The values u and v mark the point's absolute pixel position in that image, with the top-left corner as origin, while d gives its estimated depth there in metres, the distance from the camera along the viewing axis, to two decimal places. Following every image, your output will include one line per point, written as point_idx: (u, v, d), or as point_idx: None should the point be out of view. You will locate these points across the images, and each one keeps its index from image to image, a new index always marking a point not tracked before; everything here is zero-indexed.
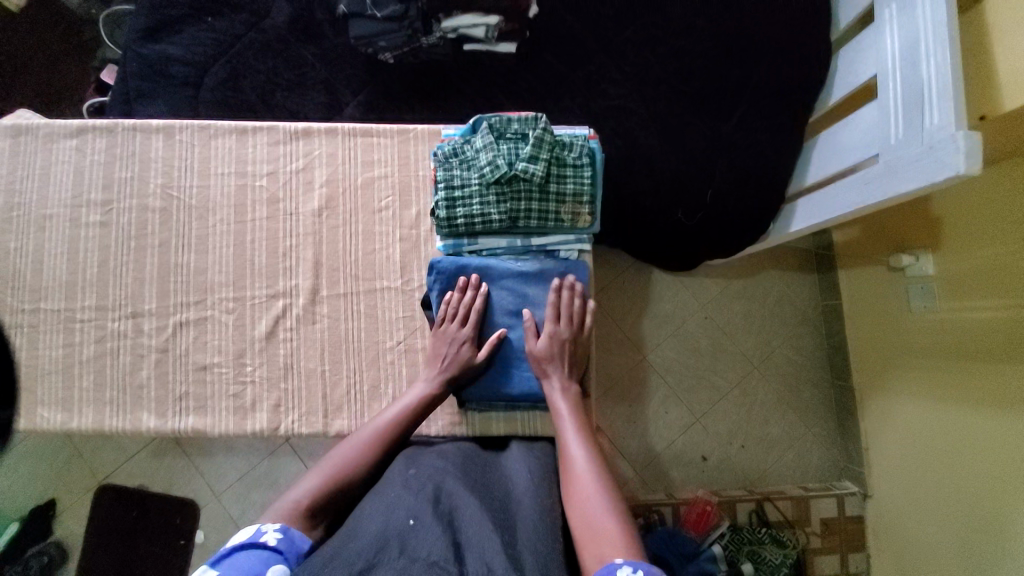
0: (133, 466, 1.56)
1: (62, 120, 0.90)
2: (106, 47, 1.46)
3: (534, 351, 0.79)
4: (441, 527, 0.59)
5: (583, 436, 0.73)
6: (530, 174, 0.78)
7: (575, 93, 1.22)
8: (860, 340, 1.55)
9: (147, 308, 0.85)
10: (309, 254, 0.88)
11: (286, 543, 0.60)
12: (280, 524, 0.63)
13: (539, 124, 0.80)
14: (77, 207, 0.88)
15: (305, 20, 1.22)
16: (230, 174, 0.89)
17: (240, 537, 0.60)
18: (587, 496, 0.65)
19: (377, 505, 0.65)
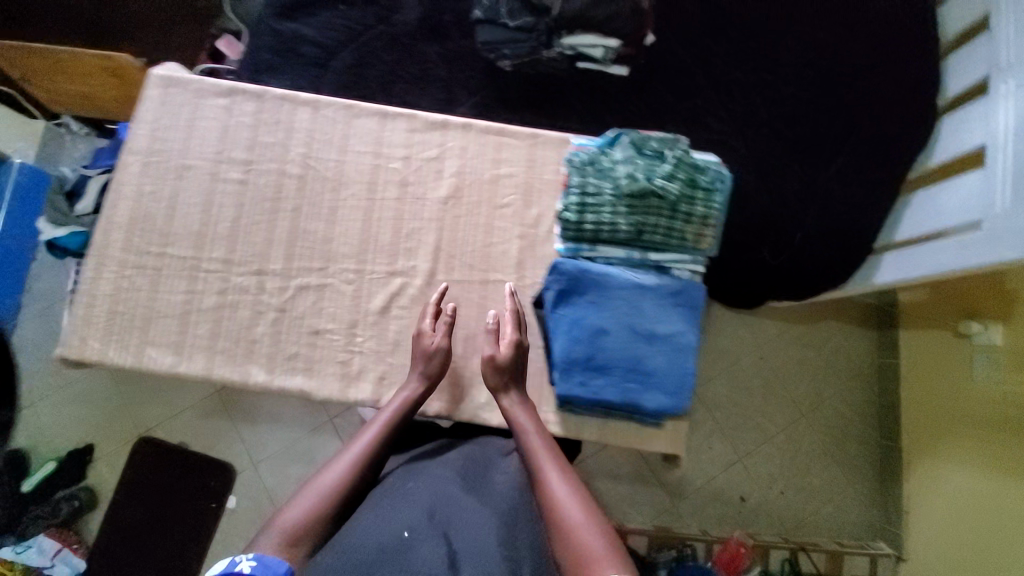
0: (178, 424, 1.57)
1: (216, 79, 0.94)
2: (228, 19, 1.54)
3: (496, 357, 0.82)
4: (437, 537, 0.61)
5: (555, 457, 0.74)
6: (665, 191, 0.81)
7: (676, 122, 1.27)
8: (914, 402, 1.55)
9: (273, 268, 0.89)
10: (431, 238, 0.90)
11: (261, 569, 0.58)
12: (255, 553, 0.60)
13: (678, 146, 0.83)
14: (219, 162, 0.92)
15: (433, 21, 1.30)
16: (367, 154, 0.93)
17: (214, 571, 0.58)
18: (571, 518, 0.66)
19: (371, 517, 0.66)
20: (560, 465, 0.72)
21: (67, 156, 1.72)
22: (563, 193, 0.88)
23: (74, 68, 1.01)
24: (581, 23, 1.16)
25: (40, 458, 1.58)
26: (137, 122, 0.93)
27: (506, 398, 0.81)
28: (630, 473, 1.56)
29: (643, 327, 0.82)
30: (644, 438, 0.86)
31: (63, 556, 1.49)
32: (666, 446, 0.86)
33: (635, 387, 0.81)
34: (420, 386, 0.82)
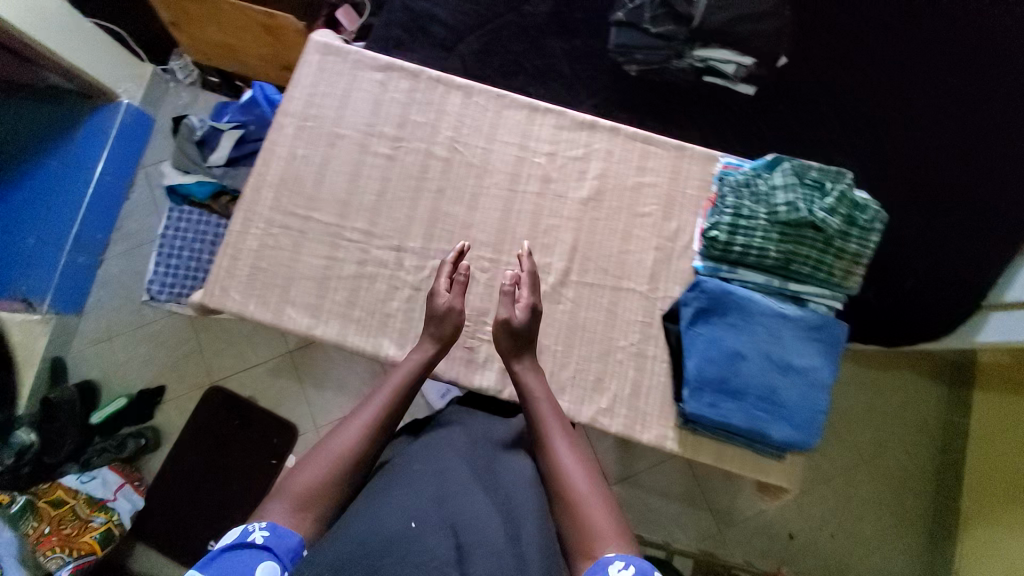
0: (250, 377, 1.63)
1: (375, 53, 0.95)
2: None
3: (512, 320, 0.82)
4: (442, 530, 0.62)
5: (566, 437, 0.76)
6: (824, 225, 0.81)
7: (798, 149, 1.25)
8: (981, 464, 1.52)
9: (412, 245, 0.90)
10: (569, 237, 0.90)
11: (275, 540, 0.63)
12: (267, 521, 0.64)
13: (842, 181, 0.83)
14: (369, 134, 0.93)
15: (563, 17, 1.30)
16: (513, 145, 0.93)
17: (228, 538, 0.62)
18: (578, 493, 0.70)
19: (375, 503, 0.66)
20: (571, 445, 0.75)
21: (170, 103, 1.79)
22: (710, 211, 0.89)
23: (231, 20, 1.00)
24: (720, 37, 1.20)
25: (111, 393, 1.64)
26: (294, 86, 0.95)
27: (522, 367, 0.82)
28: (681, 494, 1.55)
29: (780, 357, 0.83)
30: (763, 467, 0.86)
31: (126, 492, 1.51)
32: (782, 478, 0.86)
33: (763, 415, 0.82)
34: (432, 346, 0.83)
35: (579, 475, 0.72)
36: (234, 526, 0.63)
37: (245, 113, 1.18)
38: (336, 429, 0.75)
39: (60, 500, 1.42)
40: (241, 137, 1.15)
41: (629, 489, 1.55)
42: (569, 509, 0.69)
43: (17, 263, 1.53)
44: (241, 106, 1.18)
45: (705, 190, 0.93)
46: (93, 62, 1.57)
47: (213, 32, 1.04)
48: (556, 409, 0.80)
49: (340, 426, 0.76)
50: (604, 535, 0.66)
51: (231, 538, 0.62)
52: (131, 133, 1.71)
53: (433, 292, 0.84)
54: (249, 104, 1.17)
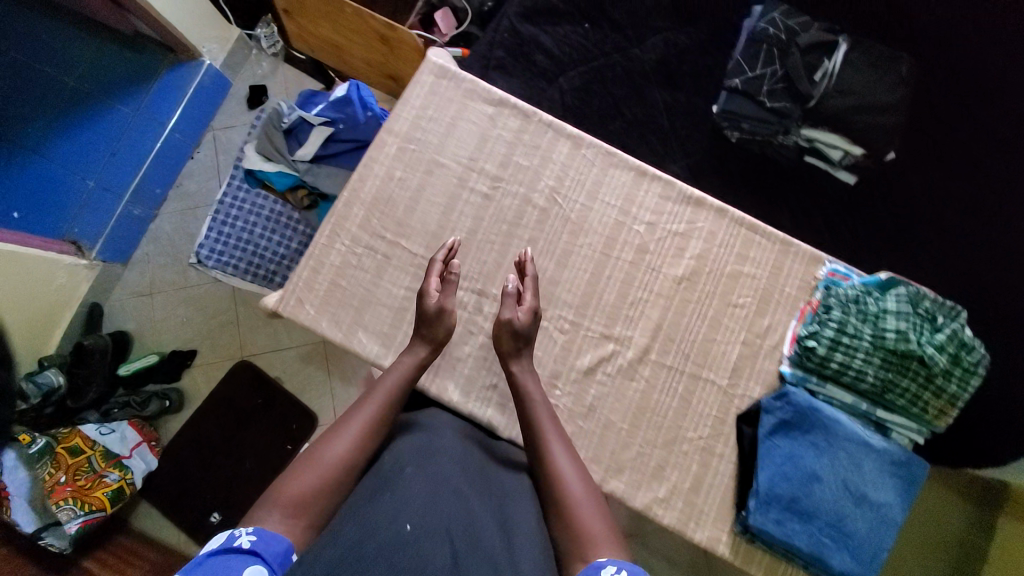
0: (282, 359, 1.63)
1: (490, 87, 0.92)
2: None
3: (513, 322, 0.80)
4: (440, 534, 0.58)
5: (562, 442, 0.75)
6: (929, 361, 0.80)
7: (886, 252, 1.20)
8: None
9: (494, 292, 0.87)
10: (655, 314, 0.87)
11: (263, 544, 0.60)
12: (254, 528, 0.62)
13: (955, 319, 0.82)
14: (469, 169, 0.90)
15: (670, 67, 1.25)
16: (614, 208, 0.89)
17: (216, 542, 0.60)
18: (572, 496, 0.70)
19: (367, 508, 0.61)
20: (568, 453, 0.74)
21: (248, 70, 1.78)
22: (810, 319, 0.87)
23: (348, 23, 0.96)
24: (830, 122, 1.16)
25: (144, 348, 1.65)
26: (402, 105, 0.92)
27: (517, 365, 0.80)
28: (686, 565, 1.52)
29: (857, 487, 0.81)
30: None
31: (141, 450, 1.50)
32: None
33: (831, 545, 0.80)
34: (425, 349, 0.81)
35: (575, 484, 0.71)
36: (222, 530, 0.61)
37: (334, 111, 1.16)
38: (333, 434, 0.72)
39: (77, 448, 1.41)
40: (330, 137, 1.14)
41: (633, 545, 1.53)
42: (564, 515, 0.69)
43: (71, 206, 1.51)
44: (332, 104, 1.17)
45: (804, 292, 0.90)
46: (189, 20, 1.55)
47: (327, 30, 1.00)
48: (550, 412, 0.79)
49: (334, 431, 0.73)
50: (599, 540, 0.65)
51: (218, 542, 0.60)
52: (206, 95, 1.70)
53: (422, 293, 0.81)
54: (341, 104, 1.16)
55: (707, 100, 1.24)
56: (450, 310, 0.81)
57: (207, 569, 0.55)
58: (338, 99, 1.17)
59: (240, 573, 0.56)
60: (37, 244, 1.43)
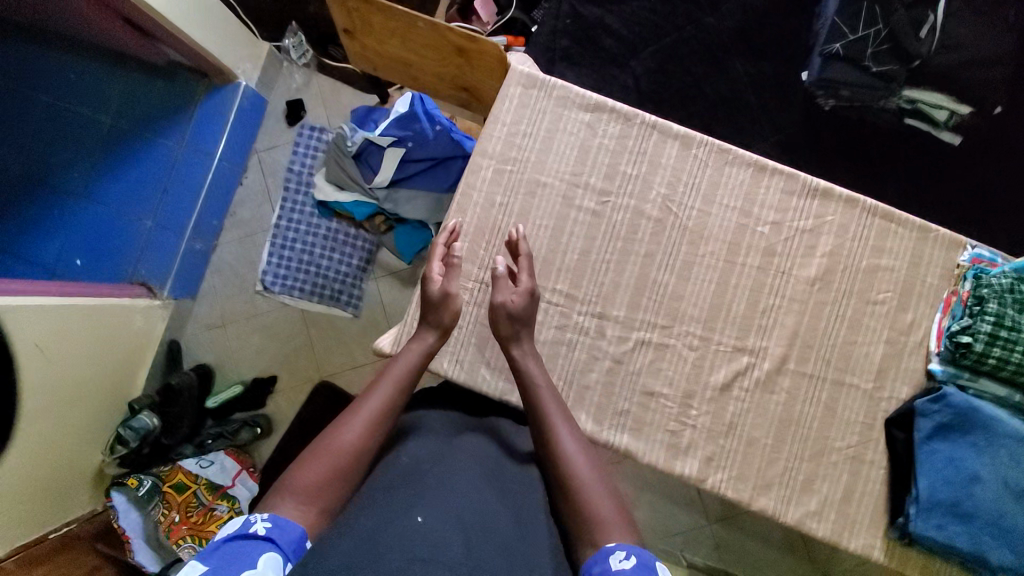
0: (363, 376, 1.66)
1: (586, 91, 0.85)
2: None
3: (507, 305, 0.78)
4: (447, 526, 0.62)
5: (567, 421, 0.75)
6: None
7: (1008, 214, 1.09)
8: None
9: (615, 313, 0.82)
10: (789, 321, 0.82)
11: (276, 531, 0.63)
12: (268, 513, 0.65)
13: None
14: (574, 186, 0.84)
15: (752, 35, 1.15)
16: (735, 210, 0.83)
17: (230, 529, 0.63)
18: (582, 477, 0.70)
19: (376, 504, 0.66)
20: (578, 437, 0.74)
21: (282, 85, 1.72)
22: (959, 312, 0.81)
23: (423, 39, 0.88)
24: (939, 81, 1.06)
25: (226, 381, 1.68)
26: (493, 123, 0.86)
27: (516, 344, 0.78)
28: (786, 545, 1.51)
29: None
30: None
31: (241, 479, 1.53)
32: None
33: (995, 544, 0.75)
34: (431, 336, 0.81)
35: (583, 468, 0.71)
36: (237, 516, 0.64)
37: (400, 130, 1.09)
38: (342, 424, 0.74)
39: (182, 484, 1.47)
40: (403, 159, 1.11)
41: (729, 528, 1.45)
42: (574, 498, 0.69)
43: (133, 246, 1.53)
44: (395, 122, 1.09)
45: (948, 282, 0.84)
46: (223, 44, 1.47)
47: (396, 47, 0.93)
48: (552, 391, 0.77)
49: (342, 420, 0.75)
50: (610, 524, 0.66)
51: (234, 529, 0.63)
52: (246, 118, 1.65)
53: (426, 277, 0.81)
54: (406, 122, 1.08)
55: (795, 67, 1.14)
56: (454, 293, 0.81)
57: (223, 558, 0.58)
58: (401, 116, 1.08)
59: (256, 560, 0.59)
60: (112, 292, 1.45)
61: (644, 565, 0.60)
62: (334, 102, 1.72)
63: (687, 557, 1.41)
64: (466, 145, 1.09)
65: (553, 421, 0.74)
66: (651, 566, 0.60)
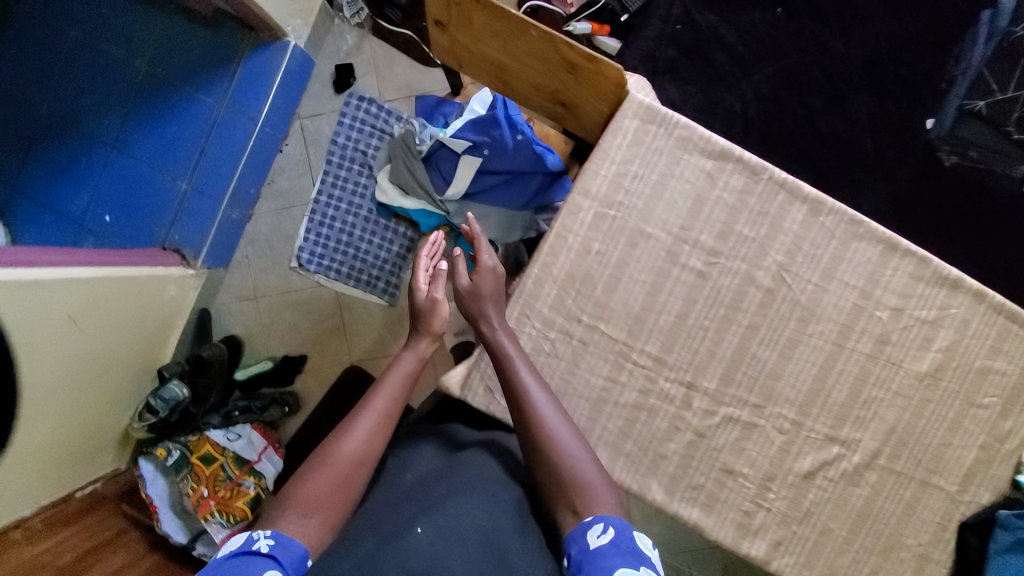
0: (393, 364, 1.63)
1: (712, 135, 0.75)
2: None
3: (466, 286, 0.85)
4: (441, 536, 0.67)
5: (542, 393, 0.74)
6: None
7: None
8: None
9: (705, 385, 0.77)
10: (889, 416, 0.78)
11: (279, 549, 0.64)
12: (271, 531, 0.66)
13: None
14: (681, 241, 0.76)
15: (879, 68, 1.04)
16: (854, 289, 0.76)
17: (233, 545, 0.63)
18: (563, 447, 0.73)
19: (382, 521, 0.72)
20: (562, 422, 0.74)
21: (331, 45, 1.58)
22: None
23: (531, 49, 0.77)
24: None
25: (256, 355, 1.66)
26: (601, 159, 0.77)
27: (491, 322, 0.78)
28: None
29: None
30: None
31: (268, 453, 1.52)
32: None
33: None
34: (423, 343, 0.90)
35: (564, 446, 0.73)
36: (239, 531, 0.65)
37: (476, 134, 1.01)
38: (343, 430, 0.77)
39: (209, 455, 1.45)
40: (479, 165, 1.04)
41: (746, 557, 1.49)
42: (556, 471, 0.72)
43: (168, 209, 1.47)
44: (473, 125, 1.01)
45: None
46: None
47: (494, 48, 0.81)
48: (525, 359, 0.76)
49: (343, 427, 0.78)
50: (593, 493, 0.71)
51: (237, 545, 0.63)
52: (292, 80, 1.52)
53: (413, 290, 0.93)
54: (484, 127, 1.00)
55: (921, 110, 1.03)
56: (440, 299, 0.91)
57: (229, 572, 0.59)
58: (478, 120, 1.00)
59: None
60: (144, 257, 1.39)
61: (624, 536, 0.66)
62: (387, 71, 1.58)
63: None
64: (548, 160, 0.99)
65: (532, 399, 0.73)
66: (630, 535, 0.66)
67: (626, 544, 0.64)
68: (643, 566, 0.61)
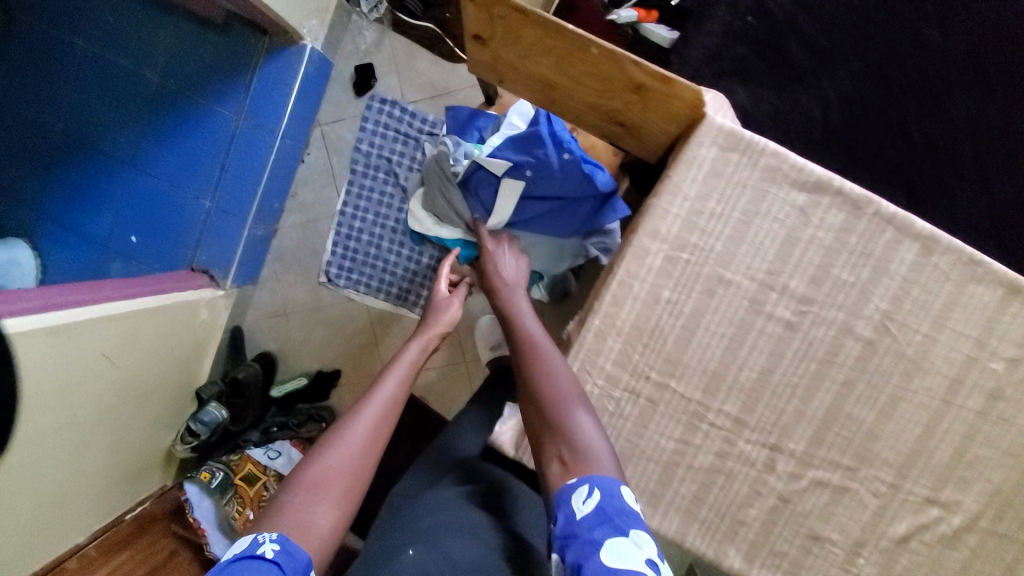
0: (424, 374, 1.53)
1: (807, 164, 0.64)
2: None
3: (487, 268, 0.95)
4: (432, 559, 0.73)
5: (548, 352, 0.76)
6: None
7: None
8: None
9: (790, 447, 0.69)
10: (998, 477, 0.69)
11: (284, 555, 0.61)
12: (278, 533, 0.64)
13: None
14: (766, 288, 0.66)
15: (973, 59, 0.97)
16: (970, 339, 0.66)
17: (238, 548, 0.62)
18: (569, 411, 0.69)
19: (383, 548, 0.79)
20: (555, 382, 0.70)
21: (350, 44, 1.47)
22: None
23: (589, 68, 0.67)
24: None
25: (291, 372, 1.63)
26: (673, 194, 0.66)
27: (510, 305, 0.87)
28: None
29: None
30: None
31: None
32: None
33: None
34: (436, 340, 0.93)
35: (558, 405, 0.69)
36: (245, 535, 0.63)
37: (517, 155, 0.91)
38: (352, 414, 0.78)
39: (251, 474, 1.47)
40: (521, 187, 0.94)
41: None
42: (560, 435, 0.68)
43: (193, 229, 1.42)
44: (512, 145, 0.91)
45: None
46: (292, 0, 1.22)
47: (545, 66, 0.71)
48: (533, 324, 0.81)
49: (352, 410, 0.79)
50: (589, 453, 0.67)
51: (241, 548, 0.62)
52: (310, 86, 1.42)
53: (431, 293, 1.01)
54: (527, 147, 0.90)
55: None
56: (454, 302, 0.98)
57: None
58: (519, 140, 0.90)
59: None
60: (175, 283, 1.36)
61: (610, 497, 0.64)
62: (410, 69, 1.46)
63: None
64: (597, 179, 0.90)
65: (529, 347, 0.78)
66: (618, 493, 0.64)
67: (613, 508, 0.63)
68: (631, 530, 0.61)
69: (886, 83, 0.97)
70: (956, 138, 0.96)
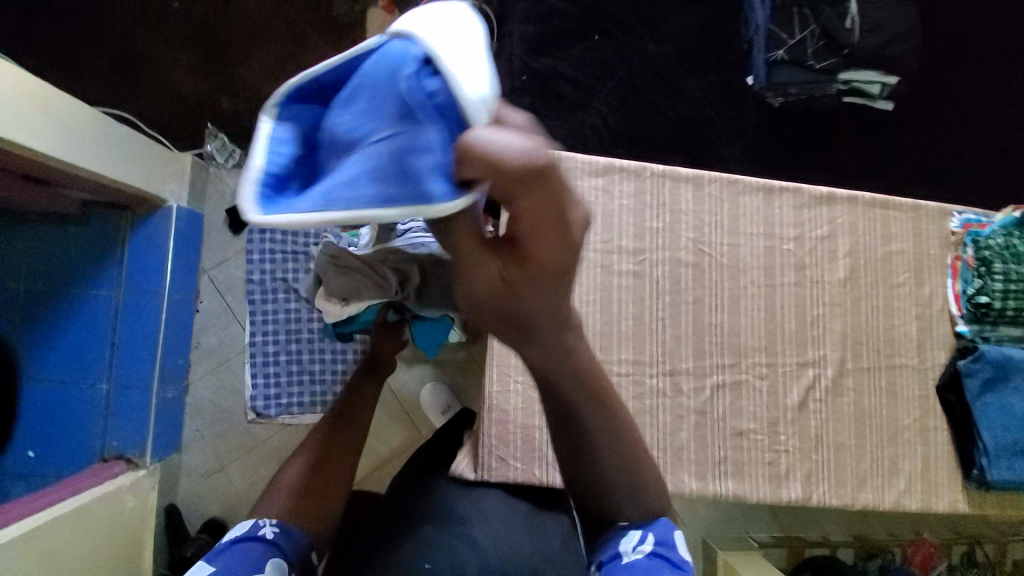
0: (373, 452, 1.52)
1: (592, 158, 0.84)
2: None
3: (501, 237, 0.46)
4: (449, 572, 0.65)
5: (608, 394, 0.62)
6: None
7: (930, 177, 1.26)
8: None
9: (684, 366, 0.83)
10: (837, 325, 0.87)
11: (281, 536, 0.77)
12: (276, 520, 0.79)
13: None
14: (608, 253, 0.83)
15: (693, 52, 1.20)
16: (759, 236, 0.86)
17: (241, 531, 0.76)
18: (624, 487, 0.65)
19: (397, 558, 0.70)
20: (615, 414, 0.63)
21: (214, 193, 1.54)
22: (961, 277, 0.90)
23: None
24: (871, 62, 1.14)
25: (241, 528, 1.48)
26: None
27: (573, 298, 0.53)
28: None
29: None
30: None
31: None
32: None
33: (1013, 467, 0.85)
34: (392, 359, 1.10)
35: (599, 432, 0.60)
36: (245, 521, 0.78)
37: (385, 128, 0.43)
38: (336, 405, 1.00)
39: None
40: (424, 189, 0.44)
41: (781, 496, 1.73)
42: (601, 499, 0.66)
43: (97, 418, 1.35)
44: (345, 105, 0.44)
45: (947, 247, 0.91)
46: (144, 172, 1.30)
47: None
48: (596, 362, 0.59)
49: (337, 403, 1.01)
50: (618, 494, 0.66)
51: (241, 532, 0.77)
52: (185, 241, 1.45)
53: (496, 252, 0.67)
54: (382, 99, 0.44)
55: (738, 73, 1.21)
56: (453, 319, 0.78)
57: (237, 554, 0.73)
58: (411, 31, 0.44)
59: (259, 560, 0.73)
60: (92, 476, 1.26)
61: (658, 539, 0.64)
62: None
63: (755, 537, 1.65)
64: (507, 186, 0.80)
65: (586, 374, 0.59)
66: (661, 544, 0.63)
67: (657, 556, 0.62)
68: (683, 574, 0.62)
69: (637, 88, 1.19)
70: (703, 107, 1.20)
